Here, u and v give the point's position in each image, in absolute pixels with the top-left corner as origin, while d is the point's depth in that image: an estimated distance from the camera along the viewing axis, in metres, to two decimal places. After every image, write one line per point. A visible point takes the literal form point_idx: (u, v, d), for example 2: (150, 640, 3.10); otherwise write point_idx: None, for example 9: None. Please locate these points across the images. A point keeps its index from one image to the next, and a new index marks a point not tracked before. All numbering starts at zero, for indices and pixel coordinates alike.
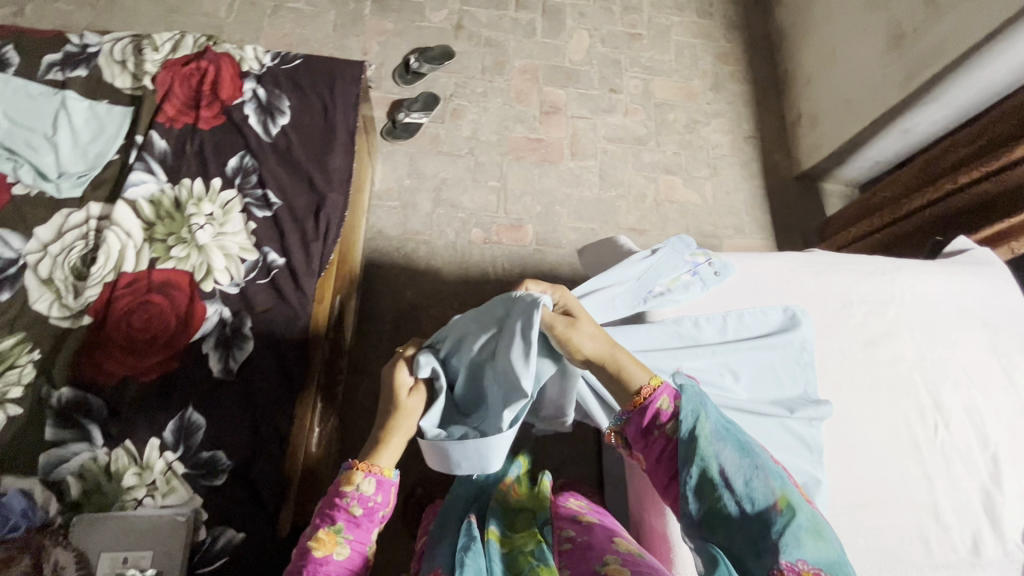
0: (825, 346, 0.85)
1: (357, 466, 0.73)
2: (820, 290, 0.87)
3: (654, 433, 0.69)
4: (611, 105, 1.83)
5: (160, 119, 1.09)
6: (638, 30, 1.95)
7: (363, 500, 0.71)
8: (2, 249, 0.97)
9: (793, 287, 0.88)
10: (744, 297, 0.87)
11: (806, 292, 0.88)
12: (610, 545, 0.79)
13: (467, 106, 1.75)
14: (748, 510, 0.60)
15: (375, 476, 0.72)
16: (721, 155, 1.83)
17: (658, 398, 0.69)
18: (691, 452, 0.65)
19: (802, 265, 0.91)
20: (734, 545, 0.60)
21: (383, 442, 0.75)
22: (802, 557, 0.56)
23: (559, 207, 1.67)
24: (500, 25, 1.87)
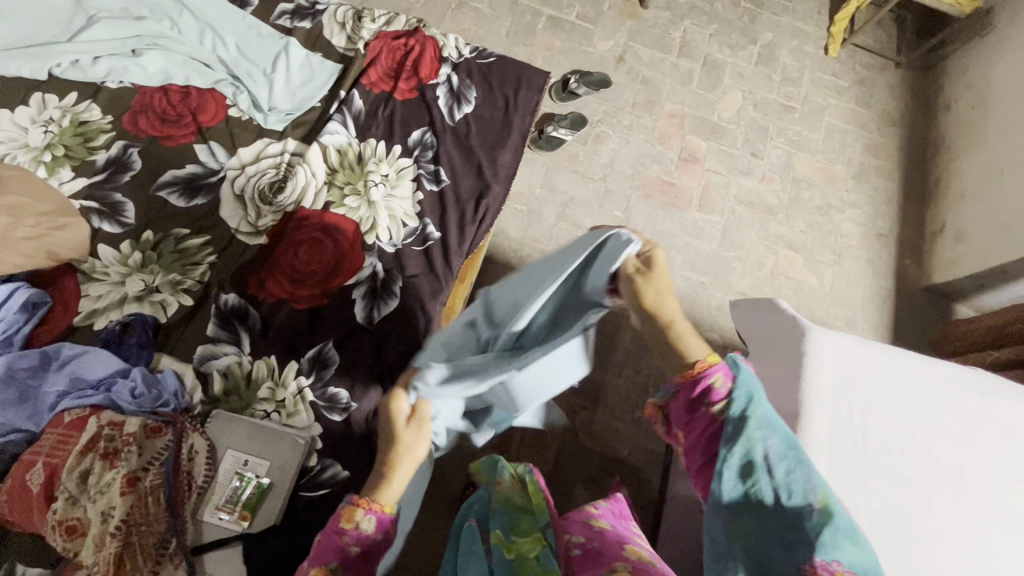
0: (978, 471, 0.80)
1: (358, 500, 0.63)
2: (983, 412, 0.82)
3: (698, 408, 0.61)
4: (749, 168, 1.83)
5: (363, 82, 1.19)
6: (792, 103, 1.95)
7: (363, 540, 0.62)
8: (209, 159, 1.09)
9: (954, 400, 0.83)
10: (900, 395, 0.82)
11: (966, 411, 0.83)
12: (618, 552, 0.66)
13: (611, 134, 1.79)
14: (783, 499, 0.56)
15: (380, 516, 0.62)
16: (849, 245, 1.78)
17: (715, 373, 0.61)
18: (735, 429, 0.59)
19: (964, 382, 0.86)
20: (762, 533, 0.55)
21: (387, 474, 0.66)
22: (838, 556, 0.52)
23: (675, 252, 1.68)
24: (659, 67, 1.92)
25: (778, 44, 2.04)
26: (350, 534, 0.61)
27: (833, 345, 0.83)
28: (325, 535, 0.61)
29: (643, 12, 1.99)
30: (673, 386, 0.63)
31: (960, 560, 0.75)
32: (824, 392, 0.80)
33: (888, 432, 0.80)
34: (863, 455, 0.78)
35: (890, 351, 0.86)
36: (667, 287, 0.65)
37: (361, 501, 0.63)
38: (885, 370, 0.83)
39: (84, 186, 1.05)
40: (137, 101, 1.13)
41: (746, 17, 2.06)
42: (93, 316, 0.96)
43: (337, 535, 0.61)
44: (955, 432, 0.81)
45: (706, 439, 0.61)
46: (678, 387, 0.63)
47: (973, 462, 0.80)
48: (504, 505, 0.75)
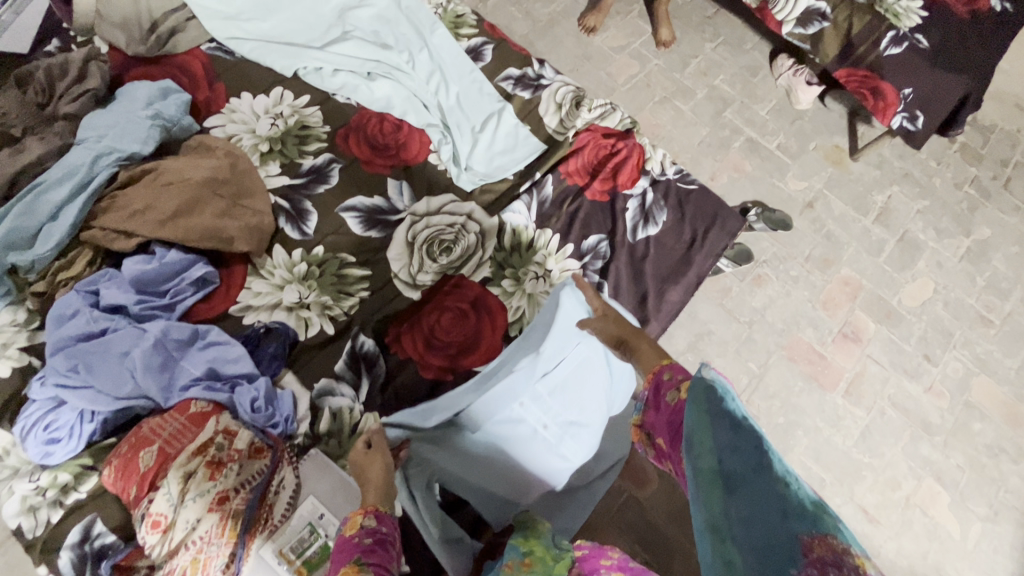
0: None
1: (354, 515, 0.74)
2: None
3: (660, 401, 0.66)
4: (917, 370, 1.61)
5: (560, 170, 1.18)
6: (991, 316, 1.70)
7: (372, 531, 0.70)
8: (396, 197, 1.13)
9: None
10: None
11: None
12: None
13: (772, 279, 1.67)
14: (746, 474, 0.47)
15: (377, 512, 0.73)
16: (1011, 504, 1.49)
17: (664, 374, 0.67)
18: (699, 403, 0.54)
19: None
20: (735, 514, 0.46)
21: (367, 493, 0.76)
22: (823, 530, 0.41)
23: (801, 433, 1.51)
24: (849, 226, 1.77)
25: (994, 245, 1.80)
26: (359, 534, 0.70)
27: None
28: (338, 550, 0.69)
29: (850, 163, 1.85)
30: (643, 397, 0.70)
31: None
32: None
33: None
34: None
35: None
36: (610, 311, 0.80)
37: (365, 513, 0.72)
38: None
39: (283, 185, 1.12)
40: (355, 121, 1.19)
41: (965, 204, 1.85)
42: (246, 310, 1.01)
43: (346, 540, 0.69)
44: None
45: (671, 430, 0.63)
46: (645, 392, 0.69)
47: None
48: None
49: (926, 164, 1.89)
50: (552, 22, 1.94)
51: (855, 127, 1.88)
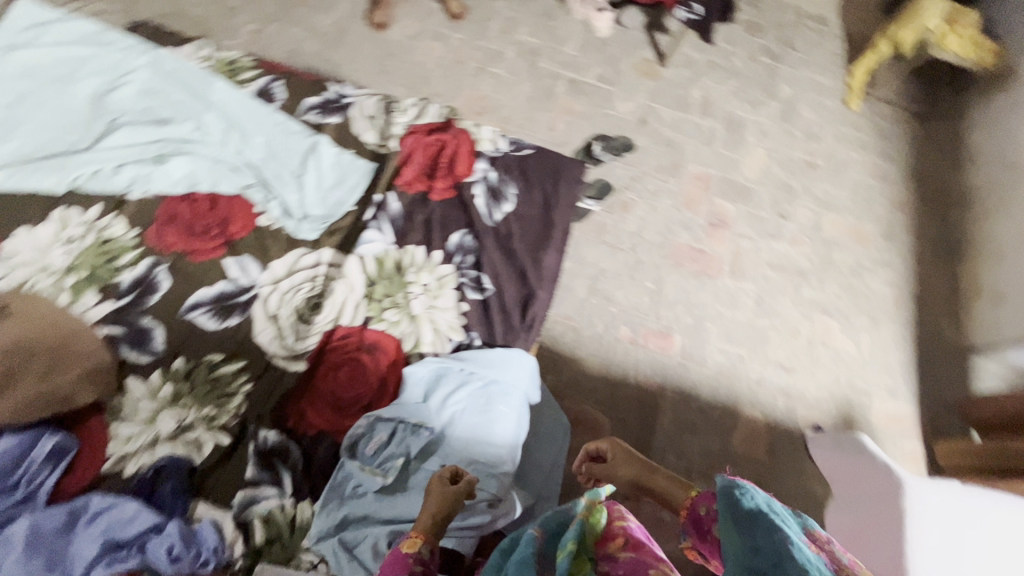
0: None
1: (414, 534, 0.77)
2: None
3: (706, 533, 0.81)
4: (778, 230, 1.80)
5: (398, 182, 1.15)
6: (816, 160, 1.93)
7: (425, 561, 0.74)
8: (241, 274, 1.04)
9: None
10: None
11: None
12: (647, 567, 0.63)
13: (637, 201, 1.77)
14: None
15: (433, 546, 0.76)
16: (883, 307, 1.75)
17: (698, 507, 0.84)
18: (727, 514, 0.63)
19: None
20: None
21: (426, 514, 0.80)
22: None
23: (710, 324, 1.64)
24: (682, 127, 1.90)
25: (798, 99, 2.03)
26: (415, 556, 0.74)
27: (941, 535, 0.70)
28: (390, 561, 0.73)
29: (662, 71, 1.98)
30: (682, 526, 0.86)
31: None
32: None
33: None
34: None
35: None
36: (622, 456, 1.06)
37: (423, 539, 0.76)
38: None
39: (109, 311, 1.00)
40: (163, 213, 1.08)
41: (764, 72, 2.05)
42: (123, 461, 0.90)
43: (402, 557, 0.73)
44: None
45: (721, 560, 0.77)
46: (684, 524, 0.86)
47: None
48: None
49: (722, 49, 2.06)
50: (340, 30, 1.86)
51: (655, 38, 2.01)
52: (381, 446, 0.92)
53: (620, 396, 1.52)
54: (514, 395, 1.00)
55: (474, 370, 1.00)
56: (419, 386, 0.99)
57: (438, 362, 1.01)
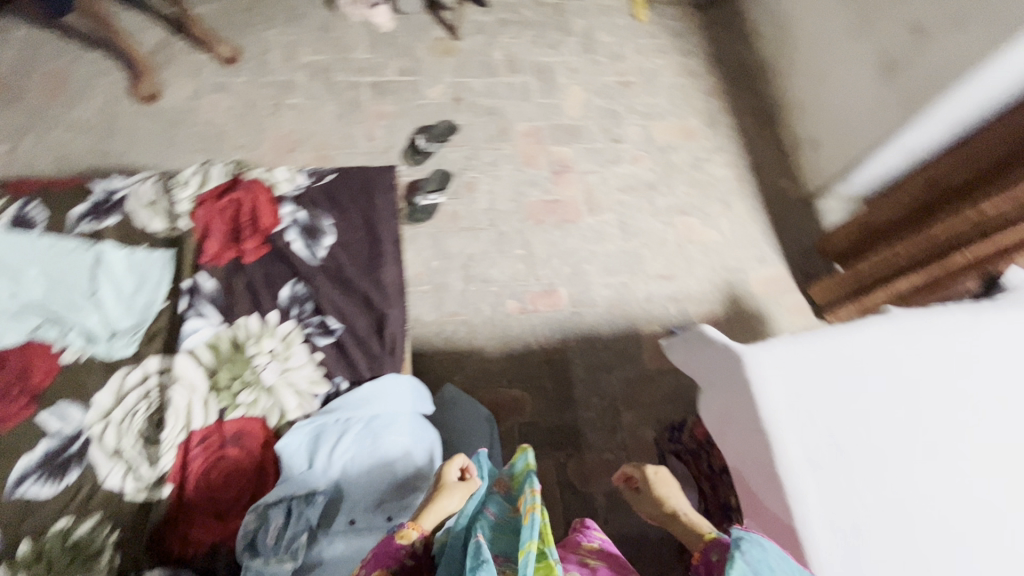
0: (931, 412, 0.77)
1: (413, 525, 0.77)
2: (917, 358, 0.80)
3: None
4: (616, 155, 1.88)
5: (204, 260, 1.07)
6: (627, 78, 2.03)
7: (417, 556, 0.75)
8: (63, 423, 0.93)
9: (891, 361, 0.79)
10: (847, 379, 0.77)
11: (902, 362, 0.80)
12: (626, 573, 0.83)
13: (480, 177, 1.78)
14: None
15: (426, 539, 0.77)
16: (728, 188, 1.90)
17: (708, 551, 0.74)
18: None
19: (891, 331, 0.82)
20: None
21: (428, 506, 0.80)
22: None
23: (587, 265, 1.69)
24: (497, 92, 1.93)
25: (591, 27, 2.11)
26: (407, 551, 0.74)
27: (782, 387, 0.76)
28: (383, 552, 0.73)
29: (458, 44, 1.98)
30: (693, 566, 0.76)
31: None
32: (792, 438, 0.73)
33: (853, 420, 0.75)
34: (868, 518, 0.70)
35: (896, 339, 0.81)
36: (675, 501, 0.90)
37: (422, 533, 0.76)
38: (882, 378, 0.78)
39: None
40: None
41: (553, 12, 2.11)
42: None
43: (396, 549, 0.73)
44: (992, 422, 0.78)
45: None
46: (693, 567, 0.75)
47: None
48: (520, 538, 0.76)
49: (507, 4, 2.09)
50: (110, 117, 1.71)
51: (439, 16, 2.01)
52: (282, 531, 0.87)
53: (530, 367, 1.54)
54: (403, 420, 0.99)
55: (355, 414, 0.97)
56: (299, 453, 0.95)
57: (315, 422, 0.96)
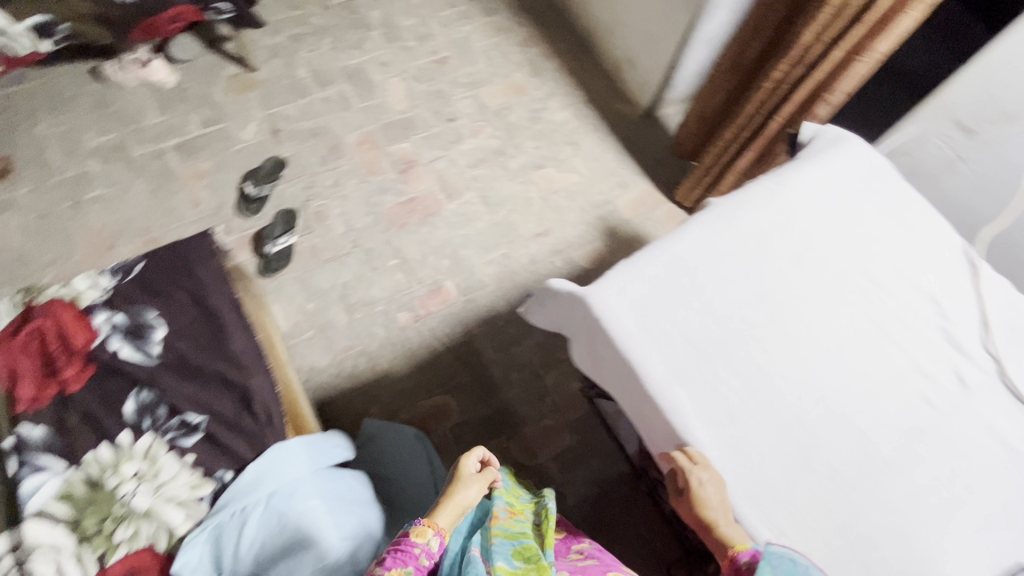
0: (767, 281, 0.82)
1: (427, 522, 0.83)
2: (740, 238, 0.84)
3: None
4: (456, 134, 1.86)
5: (19, 407, 0.92)
6: (441, 55, 2.00)
7: (431, 554, 0.81)
8: None
9: (719, 249, 0.83)
10: (685, 281, 0.80)
11: (730, 246, 0.83)
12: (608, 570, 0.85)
13: (328, 202, 1.69)
14: None
15: (440, 536, 0.83)
16: (572, 128, 1.93)
17: (739, 559, 0.63)
18: None
19: (711, 222, 0.86)
20: None
21: (441, 505, 0.88)
22: None
23: (464, 250, 1.66)
24: (316, 110, 1.84)
25: (389, 17, 2.06)
26: (423, 549, 0.80)
27: (628, 313, 0.77)
28: (402, 545, 0.80)
29: (258, 76, 1.87)
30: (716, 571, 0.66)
31: (893, 410, 0.75)
32: (652, 356, 0.75)
33: (701, 317, 0.78)
34: (738, 400, 0.74)
35: (716, 229, 0.85)
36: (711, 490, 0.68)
37: (435, 530, 0.83)
38: (714, 268, 0.81)
39: None
40: None
41: (345, 13, 2.03)
42: None
43: (412, 545, 0.80)
44: (820, 270, 0.83)
45: None
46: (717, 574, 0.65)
47: (851, 276, 0.84)
48: (504, 535, 0.86)
49: (295, 19, 1.99)
50: None
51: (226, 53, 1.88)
52: None
53: (442, 372, 1.50)
54: (304, 479, 0.94)
55: (248, 498, 0.91)
56: (202, 567, 0.87)
57: (209, 528, 0.89)
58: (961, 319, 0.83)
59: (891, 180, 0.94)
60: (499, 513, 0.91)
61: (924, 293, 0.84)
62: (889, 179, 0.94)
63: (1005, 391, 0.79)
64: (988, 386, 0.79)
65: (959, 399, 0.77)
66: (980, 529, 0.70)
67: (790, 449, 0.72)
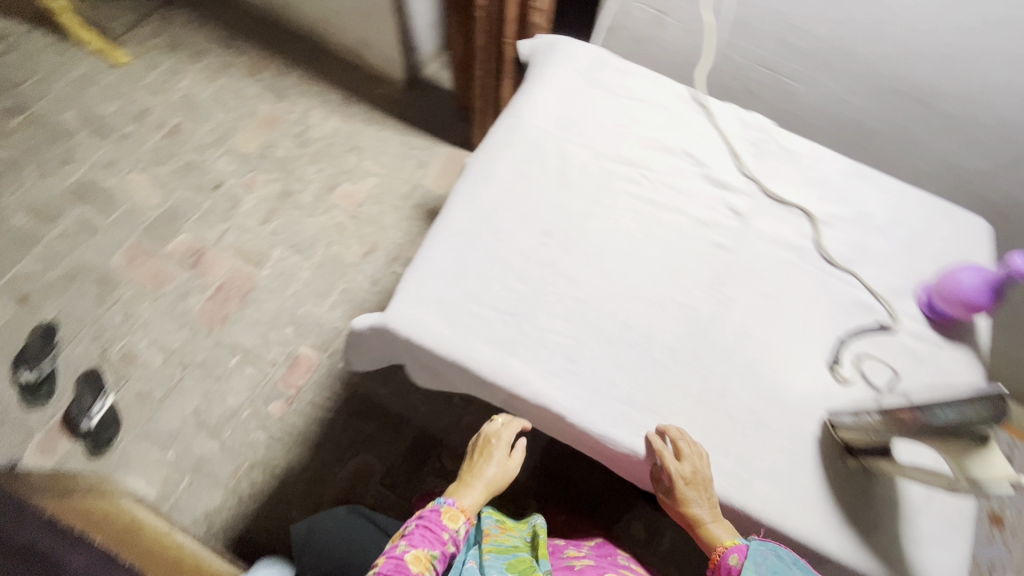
0: (544, 215, 0.82)
1: (458, 508, 0.84)
2: (501, 189, 0.83)
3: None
4: (231, 198, 1.69)
5: None
6: (170, 125, 1.78)
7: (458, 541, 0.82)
8: None
9: (488, 210, 0.81)
10: (471, 257, 0.78)
11: (496, 201, 0.82)
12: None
13: (129, 339, 1.48)
14: None
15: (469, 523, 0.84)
16: (345, 134, 1.81)
17: (728, 557, 0.65)
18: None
19: (470, 187, 0.83)
20: None
21: (471, 485, 0.87)
22: None
23: (301, 308, 1.54)
24: (59, 250, 1.57)
25: (88, 112, 1.78)
26: (453, 535, 0.81)
27: (433, 318, 0.74)
28: (429, 531, 0.80)
29: None
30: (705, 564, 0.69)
31: (696, 271, 0.80)
32: (474, 345, 0.73)
33: (501, 283, 0.76)
34: (568, 339, 0.74)
35: (477, 191, 0.83)
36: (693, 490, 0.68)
37: (467, 518, 0.84)
38: (491, 230, 0.80)
39: None
40: None
41: (33, 131, 1.72)
42: None
43: (442, 529, 0.80)
44: (584, 180, 0.85)
45: None
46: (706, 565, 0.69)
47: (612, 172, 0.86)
48: (498, 550, 0.85)
49: None
50: None
51: None
52: None
53: (344, 438, 1.41)
54: None
55: None
56: None
57: None
58: (714, 160, 0.89)
59: (608, 65, 0.97)
60: (490, 528, 0.90)
61: (677, 154, 0.89)
62: (606, 65, 0.97)
63: (772, 202, 0.86)
64: (757, 205, 0.86)
65: (741, 230, 0.84)
66: (801, 329, 0.78)
67: (630, 355, 0.74)
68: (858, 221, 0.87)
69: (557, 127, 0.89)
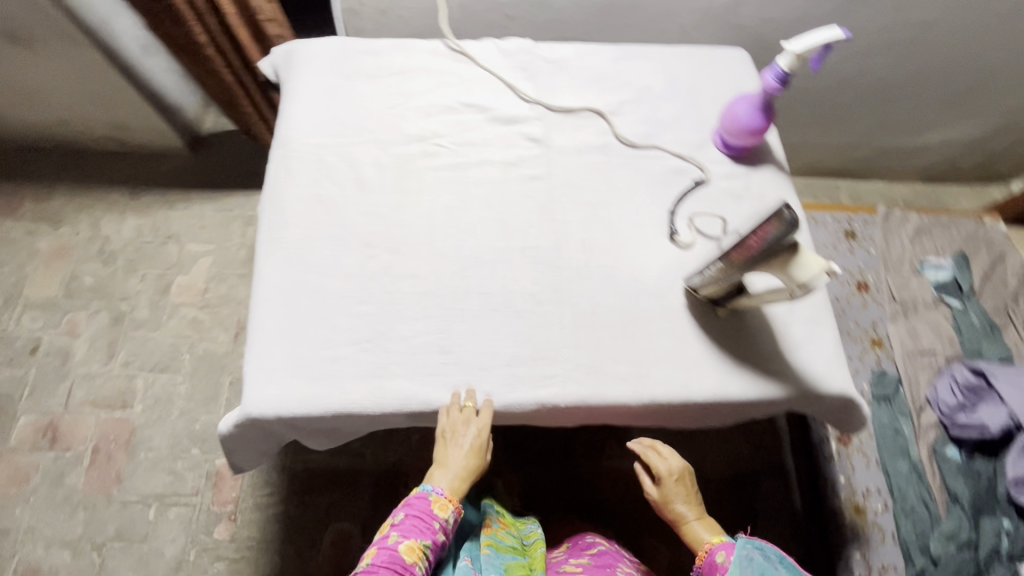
0: (359, 228, 0.77)
1: (443, 498, 0.76)
2: (304, 223, 0.77)
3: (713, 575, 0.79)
4: (57, 353, 1.47)
5: None
6: None
7: (447, 527, 0.77)
8: None
9: (300, 250, 0.76)
10: (305, 305, 0.73)
11: (304, 237, 0.76)
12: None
13: (21, 555, 1.28)
14: None
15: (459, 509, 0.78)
16: (150, 228, 1.62)
17: (715, 552, 0.80)
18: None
19: (271, 236, 0.77)
20: None
21: (444, 467, 0.77)
22: None
23: (197, 423, 1.41)
24: None
25: None
26: (444, 524, 0.76)
27: (295, 384, 0.69)
28: (415, 523, 0.75)
29: None
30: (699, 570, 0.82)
31: (525, 210, 0.80)
32: (350, 387, 0.69)
33: (347, 315, 0.72)
34: (437, 334, 0.72)
35: (280, 238, 0.76)
36: (677, 486, 0.87)
37: (457, 505, 0.78)
38: (313, 269, 0.75)
39: None
40: None
41: None
42: None
43: (431, 520, 0.75)
44: (383, 175, 0.81)
45: None
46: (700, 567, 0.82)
47: (406, 155, 0.83)
48: (497, 545, 0.86)
49: None
50: None
51: None
52: None
53: (307, 521, 1.33)
54: None
55: None
56: None
57: None
58: (495, 99, 0.88)
59: (354, 50, 0.91)
60: (492, 522, 0.90)
61: (458, 108, 0.87)
62: (352, 51, 0.91)
63: (562, 115, 0.88)
64: (551, 124, 0.87)
65: (547, 153, 0.85)
66: (635, 217, 0.81)
67: (499, 318, 0.74)
68: (641, 97, 0.90)
69: (332, 135, 0.84)
